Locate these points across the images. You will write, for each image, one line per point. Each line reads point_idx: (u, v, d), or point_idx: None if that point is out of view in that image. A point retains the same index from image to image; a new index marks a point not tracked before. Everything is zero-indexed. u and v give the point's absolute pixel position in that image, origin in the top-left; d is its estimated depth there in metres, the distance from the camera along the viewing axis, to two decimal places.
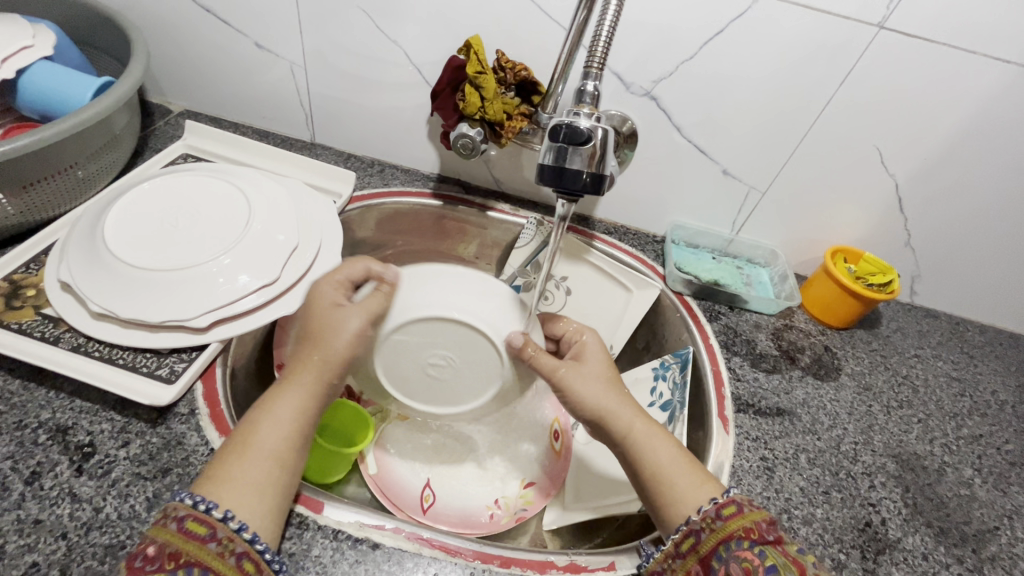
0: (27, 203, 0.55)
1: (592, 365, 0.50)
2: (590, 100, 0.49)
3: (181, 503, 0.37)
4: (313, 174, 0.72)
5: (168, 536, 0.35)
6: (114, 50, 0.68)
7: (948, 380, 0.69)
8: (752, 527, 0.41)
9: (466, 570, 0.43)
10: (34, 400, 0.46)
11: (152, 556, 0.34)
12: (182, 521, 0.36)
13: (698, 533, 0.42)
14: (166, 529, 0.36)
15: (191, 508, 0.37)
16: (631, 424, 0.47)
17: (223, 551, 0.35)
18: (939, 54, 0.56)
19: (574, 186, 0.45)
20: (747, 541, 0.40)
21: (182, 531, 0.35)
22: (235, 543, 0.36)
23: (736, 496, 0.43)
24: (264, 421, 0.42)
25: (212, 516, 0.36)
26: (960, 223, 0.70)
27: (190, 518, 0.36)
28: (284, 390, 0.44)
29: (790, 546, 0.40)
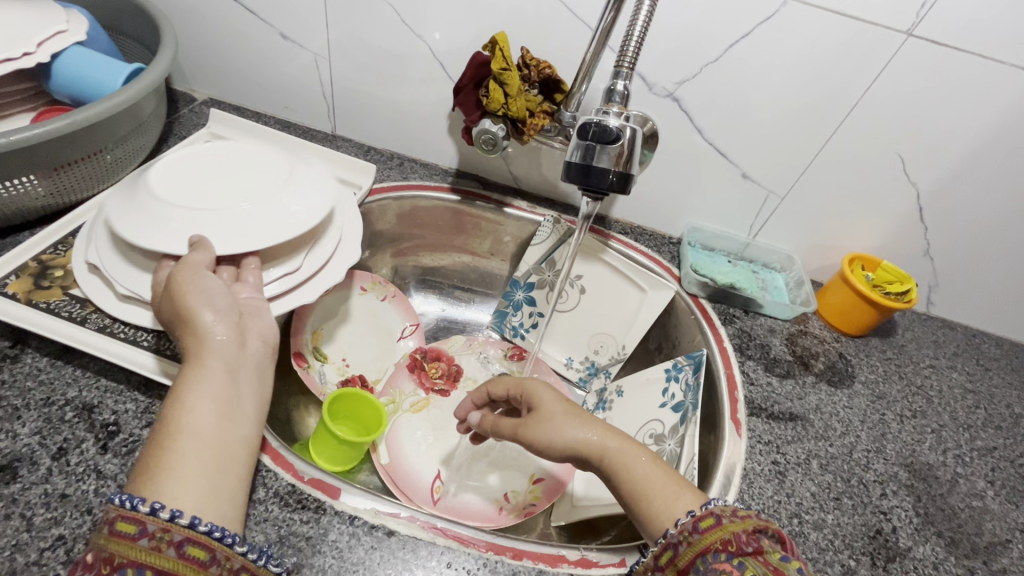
0: (56, 185, 0.56)
1: (547, 402, 0.53)
2: (620, 99, 0.50)
3: (110, 504, 0.32)
4: (334, 165, 0.72)
5: (102, 540, 0.32)
6: (142, 36, 0.68)
7: (963, 392, 0.69)
8: (731, 539, 0.40)
9: (480, 561, 0.43)
10: (61, 378, 0.47)
11: (92, 561, 0.31)
12: (112, 524, 0.32)
13: (676, 546, 0.42)
14: (101, 534, 0.32)
15: (121, 507, 0.32)
16: (606, 445, 0.49)
17: (156, 545, 0.31)
18: (966, 63, 0.56)
19: (600, 184, 0.45)
20: (724, 554, 0.39)
21: (114, 534, 0.32)
22: (172, 532, 0.32)
23: (715, 507, 0.42)
24: (176, 412, 0.37)
25: (139, 512, 0.32)
26: (980, 233, 0.69)
27: (118, 519, 0.32)
28: (185, 373, 0.39)
29: (773, 555, 0.39)
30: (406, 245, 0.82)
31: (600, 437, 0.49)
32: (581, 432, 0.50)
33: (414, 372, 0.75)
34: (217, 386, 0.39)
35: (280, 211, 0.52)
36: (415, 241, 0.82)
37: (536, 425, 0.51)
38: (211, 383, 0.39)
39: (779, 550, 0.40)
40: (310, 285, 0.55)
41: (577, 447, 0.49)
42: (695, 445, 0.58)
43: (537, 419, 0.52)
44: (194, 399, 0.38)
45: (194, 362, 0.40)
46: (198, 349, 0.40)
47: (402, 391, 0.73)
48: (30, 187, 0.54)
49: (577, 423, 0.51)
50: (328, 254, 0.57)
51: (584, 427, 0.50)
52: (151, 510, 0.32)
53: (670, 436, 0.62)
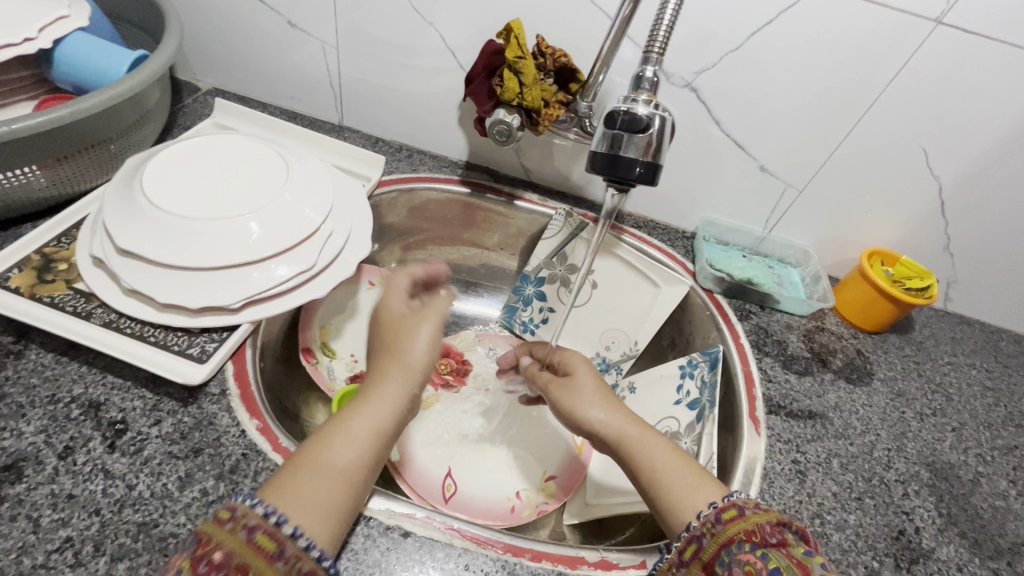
0: (59, 175, 0.55)
1: (585, 381, 0.55)
2: (649, 87, 0.47)
3: (249, 510, 0.34)
4: (343, 156, 0.70)
5: (235, 544, 0.32)
6: (146, 23, 0.67)
7: (983, 390, 0.68)
8: (754, 530, 0.39)
9: (498, 563, 0.42)
10: (66, 374, 0.46)
11: (218, 563, 0.31)
12: (254, 532, 0.33)
13: (700, 539, 0.41)
14: (236, 537, 0.33)
15: (260, 518, 0.34)
16: (625, 432, 0.49)
17: (290, 570, 0.33)
18: (998, 53, 0.54)
19: (627, 175, 0.43)
20: (748, 544, 0.38)
21: (251, 543, 0.33)
22: (303, 560, 0.33)
23: (738, 499, 0.42)
24: (336, 439, 0.41)
25: (281, 531, 0.34)
26: (1002, 228, 0.68)
27: (262, 530, 0.33)
28: (359, 406, 0.43)
29: (796, 549, 0.38)
30: (414, 239, 0.81)
31: (621, 422, 0.50)
32: (604, 414, 0.51)
33: None
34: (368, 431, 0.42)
35: (277, 209, 0.53)
36: (423, 235, 0.81)
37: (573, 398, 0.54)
38: (373, 414, 0.43)
39: (803, 545, 0.39)
40: (321, 280, 0.54)
41: (596, 426, 0.51)
42: (713, 443, 0.57)
43: (570, 393, 0.54)
44: (348, 429, 0.42)
45: (368, 398, 0.44)
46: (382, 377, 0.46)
47: None
48: (32, 178, 0.53)
49: (602, 405, 0.52)
50: (338, 248, 0.56)
51: (612, 413, 0.51)
52: (288, 532, 0.34)
53: (687, 434, 0.61)
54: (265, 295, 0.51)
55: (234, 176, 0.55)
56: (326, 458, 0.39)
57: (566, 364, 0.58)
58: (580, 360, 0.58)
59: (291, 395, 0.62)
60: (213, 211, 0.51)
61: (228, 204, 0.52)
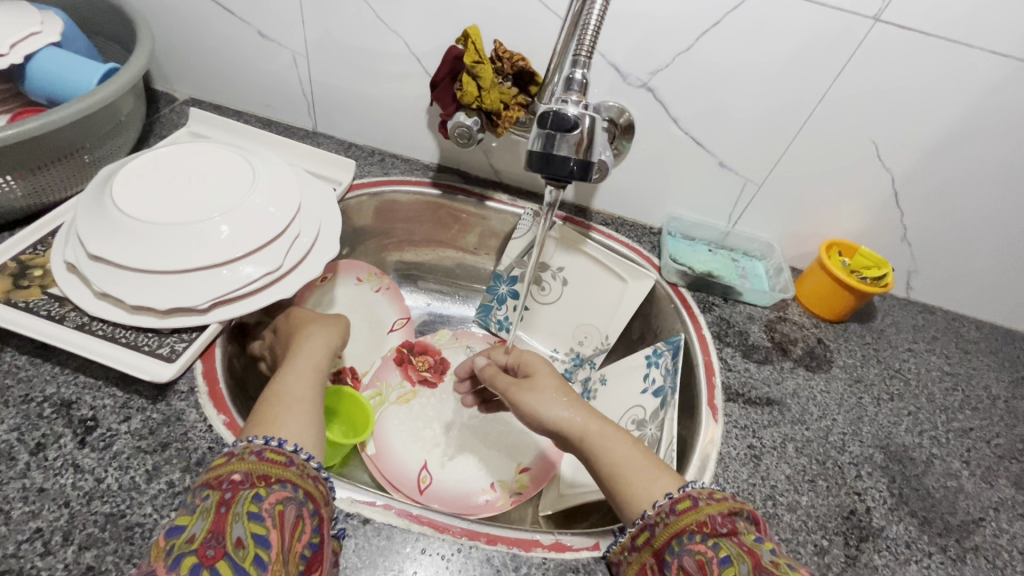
0: (34, 185, 0.57)
1: (546, 383, 0.56)
2: (579, 88, 0.50)
3: (251, 442, 0.38)
4: (314, 161, 0.72)
5: (250, 465, 0.37)
6: (119, 37, 0.69)
7: (941, 375, 0.70)
8: (706, 521, 0.40)
9: (454, 546, 0.44)
10: (40, 375, 0.48)
11: (242, 479, 0.36)
12: (261, 453, 0.38)
13: (653, 527, 0.42)
14: (246, 460, 0.37)
15: (264, 445, 0.39)
16: (586, 428, 0.50)
17: (303, 473, 0.38)
18: (935, 48, 0.56)
19: (562, 171, 0.46)
20: (699, 535, 0.40)
21: (264, 459, 0.37)
22: (310, 468, 0.39)
23: (692, 490, 0.43)
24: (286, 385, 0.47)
25: (287, 449, 0.39)
26: (956, 217, 0.70)
27: (268, 450, 0.38)
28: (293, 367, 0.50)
29: (747, 536, 0.39)
30: (389, 240, 0.83)
31: (583, 420, 0.51)
32: (566, 412, 0.52)
33: (402, 365, 0.75)
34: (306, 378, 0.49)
35: (243, 213, 0.55)
36: (398, 237, 0.83)
37: (531, 395, 0.55)
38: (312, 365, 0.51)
39: (754, 532, 0.40)
40: (288, 281, 0.56)
41: (559, 425, 0.51)
42: (674, 427, 0.58)
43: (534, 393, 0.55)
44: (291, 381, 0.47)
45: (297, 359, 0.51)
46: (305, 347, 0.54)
47: (389, 384, 0.73)
48: (7, 188, 0.55)
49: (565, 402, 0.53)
50: (305, 250, 0.57)
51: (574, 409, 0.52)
52: (293, 448, 0.39)
53: (651, 421, 0.62)
54: (231, 296, 0.52)
55: (202, 182, 0.57)
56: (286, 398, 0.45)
57: (528, 367, 0.60)
58: (541, 362, 0.60)
59: None
60: (180, 217, 0.53)
61: (195, 209, 0.54)
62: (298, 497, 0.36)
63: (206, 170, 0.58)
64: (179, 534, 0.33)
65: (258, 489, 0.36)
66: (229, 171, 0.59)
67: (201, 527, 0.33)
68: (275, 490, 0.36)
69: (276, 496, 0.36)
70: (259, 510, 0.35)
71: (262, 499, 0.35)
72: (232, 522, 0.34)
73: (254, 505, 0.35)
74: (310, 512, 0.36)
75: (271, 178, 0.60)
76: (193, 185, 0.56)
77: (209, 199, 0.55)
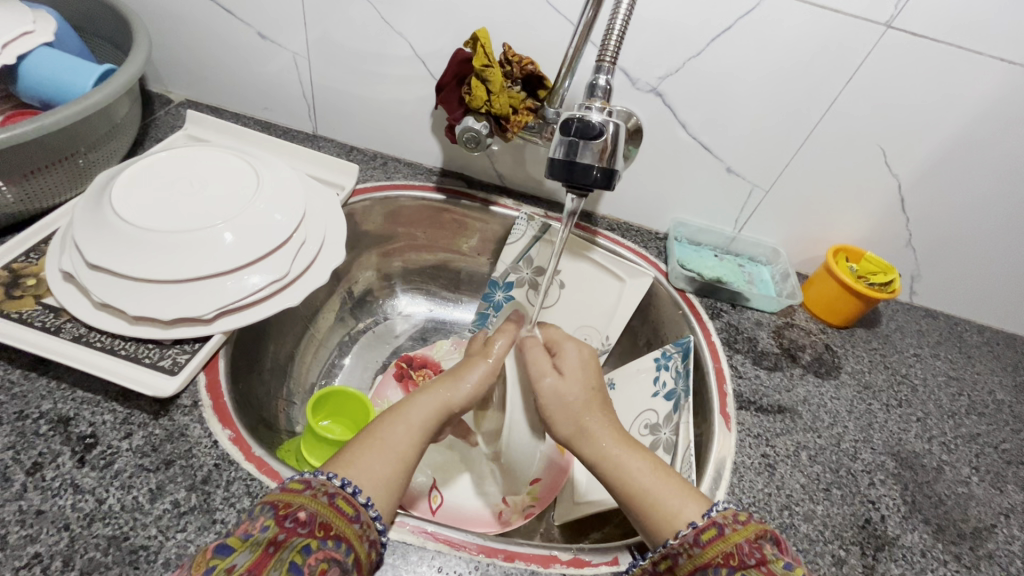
0: (26, 191, 0.55)
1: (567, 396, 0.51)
2: (602, 94, 0.50)
3: (329, 481, 0.38)
4: (316, 165, 0.71)
5: (320, 507, 0.36)
6: (113, 37, 0.67)
7: (947, 380, 0.70)
8: (732, 552, 0.39)
9: (471, 564, 0.43)
10: (35, 391, 0.46)
11: (305, 520, 0.35)
12: (333, 497, 0.37)
13: (676, 557, 0.41)
14: (317, 500, 0.36)
15: (339, 488, 0.38)
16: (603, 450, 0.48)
17: (363, 535, 0.37)
18: (946, 56, 0.57)
19: (584, 181, 0.45)
20: (725, 569, 0.38)
21: (334, 507, 0.37)
22: (371, 530, 0.38)
23: (717, 515, 0.41)
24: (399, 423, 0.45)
25: (355, 499, 0.38)
26: (959, 224, 0.70)
27: (340, 496, 0.37)
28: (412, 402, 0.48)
29: (776, 564, 0.38)
30: (391, 246, 0.81)
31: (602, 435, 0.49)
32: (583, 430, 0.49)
33: (402, 381, 0.73)
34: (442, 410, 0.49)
35: (249, 218, 0.53)
36: (400, 242, 0.81)
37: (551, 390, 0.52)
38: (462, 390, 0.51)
39: (781, 557, 0.39)
40: (295, 288, 0.54)
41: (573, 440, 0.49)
42: (690, 431, 0.59)
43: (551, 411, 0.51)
44: (415, 422, 0.46)
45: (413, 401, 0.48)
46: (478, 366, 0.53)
47: (390, 401, 0.71)
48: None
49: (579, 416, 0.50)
50: (312, 256, 0.56)
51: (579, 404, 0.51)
52: (363, 501, 0.38)
53: (665, 424, 0.62)
54: (239, 304, 0.51)
55: (206, 188, 0.55)
56: (383, 441, 0.43)
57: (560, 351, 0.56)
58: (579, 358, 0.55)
59: (268, 405, 0.62)
60: (183, 224, 0.51)
61: (200, 215, 0.52)
62: (346, 561, 0.35)
63: (208, 175, 0.57)
64: (224, 558, 0.32)
65: (312, 539, 0.34)
66: (233, 175, 0.57)
67: (244, 562, 0.32)
68: (328, 545, 0.35)
69: (325, 552, 0.34)
70: (303, 563, 0.33)
71: (310, 552, 0.34)
72: (274, 568, 0.32)
73: (300, 557, 0.33)
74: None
75: (277, 182, 0.58)
76: (196, 190, 0.55)
77: (215, 204, 0.54)
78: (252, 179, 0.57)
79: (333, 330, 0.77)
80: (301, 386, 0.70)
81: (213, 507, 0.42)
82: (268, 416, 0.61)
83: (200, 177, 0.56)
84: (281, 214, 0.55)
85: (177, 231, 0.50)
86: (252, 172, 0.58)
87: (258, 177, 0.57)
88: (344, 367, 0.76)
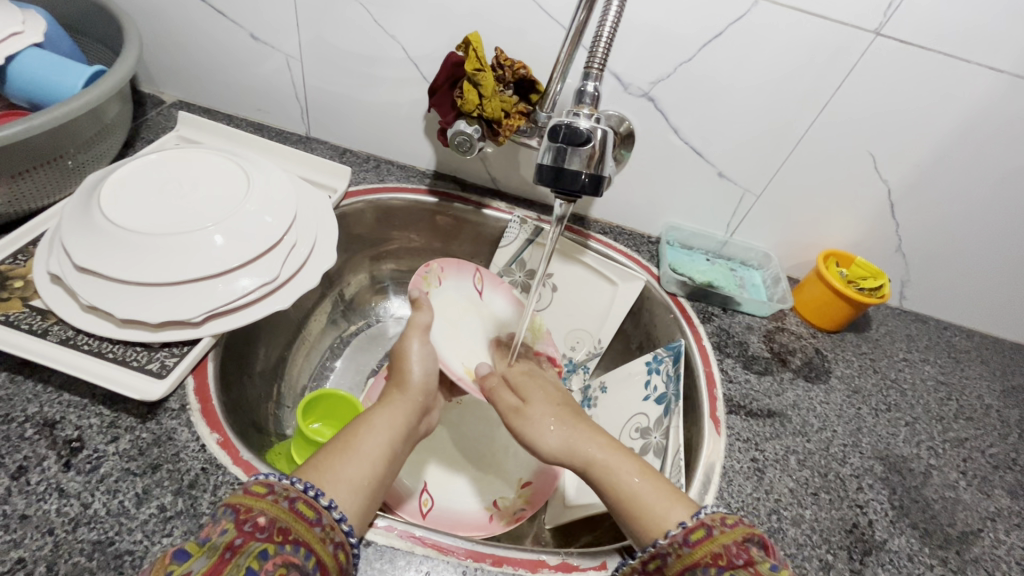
0: (14, 192, 0.54)
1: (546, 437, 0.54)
2: (591, 100, 0.50)
3: (291, 484, 0.38)
4: (309, 168, 0.71)
5: (279, 511, 0.36)
6: (104, 37, 0.66)
7: (935, 384, 0.70)
8: (721, 553, 0.39)
9: (459, 569, 0.44)
10: (21, 393, 0.45)
11: (263, 525, 0.35)
12: (294, 502, 0.37)
13: (664, 557, 0.41)
14: (278, 505, 0.36)
15: (300, 491, 0.38)
16: (591, 455, 0.50)
17: (325, 538, 0.37)
18: (934, 62, 0.57)
19: (572, 186, 0.45)
20: (714, 568, 0.38)
21: (294, 510, 0.37)
22: (334, 532, 0.38)
23: (705, 517, 0.41)
24: (365, 430, 0.47)
25: (319, 502, 0.38)
26: (948, 229, 0.71)
27: (301, 500, 0.37)
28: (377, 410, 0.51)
29: (764, 565, 0.37)
30: (384, 248, 0.81)
31: (593, 443, 0.51)
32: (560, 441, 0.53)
33: None
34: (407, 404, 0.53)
35: (239, 220, 0.53)
36: (393, 244, 0.81)
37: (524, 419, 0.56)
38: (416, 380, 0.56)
39: (771, 559, 0.38)
40: (285, 292, 0.54)
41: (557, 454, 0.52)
42: (680, 436, 0.58)
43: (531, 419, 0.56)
44: (382, 422, 0.50)
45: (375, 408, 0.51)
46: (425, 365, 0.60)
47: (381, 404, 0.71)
48: None
49: (555, 424, 0.54)
50: (302, 261, 0.56)
51: (556, 426, 0.54)
52: (325, 504, 0.39)
53: (656, 428, 0.61)
54: (228, 307, 0.51)
55: (196, 190, 0.55)
56: (354, 447, 0.45)
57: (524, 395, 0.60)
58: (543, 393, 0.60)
59: (258, 408, 0.62)
60: (171, 225, 0.51)
61: (189, 217, 0.52)
62: (305, 566, 0.34)
63: (198, 176, 0.57)
64: (181, 564, 0.32)
65: (270, 543, 0.34)
66: (223, 178, 0.57)
67: (200, 567, 0.32)
68: (286, 549, 0.34)
69: (282, 557, 0.34)
70: (260, 568, 0.32)
71: (267, 557, 0.33)
72: (230, 573, 0.32)
73: (257, 562, 0.32)
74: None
75: (266, 185, 0.58)
76: (186, 192, 0.55)
77: (205, 205, 0.54)
78: (241, 182, 0.57)
79: (325, 332, 0.77)
80: (292, 388, 0.69)
81: (199, 511, 0.42)
82: (258, 420, 0.61)
83: (190, 180, 0.56)
84: (271, 218, 0.55)
85: (165, 233, 0.50)
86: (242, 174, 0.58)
87: (247, 179, 0.57)
88: (336, 369, 0.76)
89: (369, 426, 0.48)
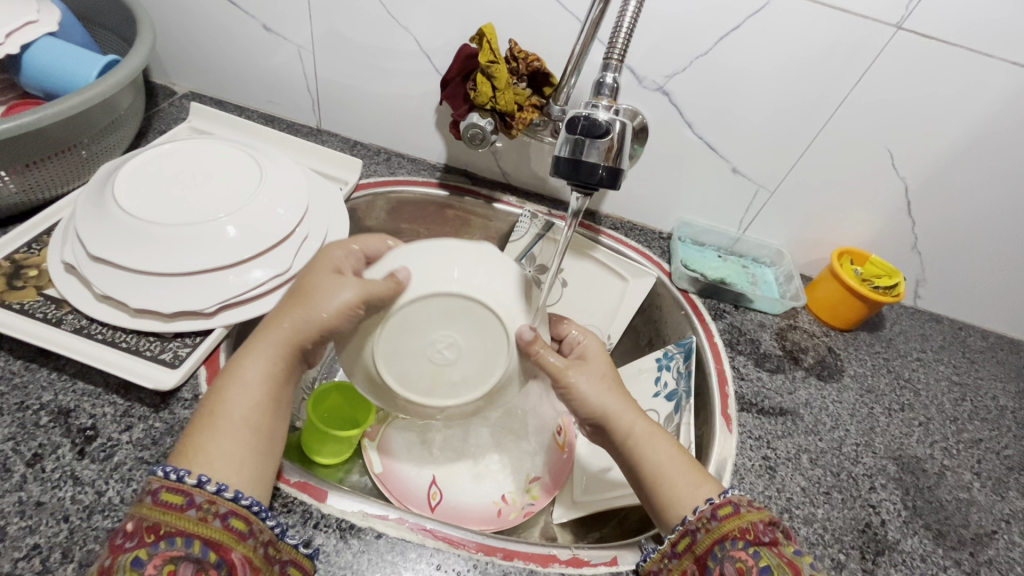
0: (30, 181, 0.55)
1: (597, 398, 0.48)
2: (609, 92, 0.50)
3: (153, 476, 0.36)
4: (320, 160, 0.71)
5: (144, 510, 0.35)
6: (117, 28, 0.66)
7: (949, 385, 0.69)
8: (748, 528, 0.40)
9: (470, 562, 0.43)
10: (36, 381, 0.46)
11: (132, 531, 0.34)
12: (157, 494, 0.35)
13: (694, 533, 0.41)
14: (142, 504, 0.35)
15: (164, 479, 0.36)
16: (633, 425, 0.47)
17: (205, 516, 0.35)
18: (955, 56, 0.56)
19: (589, 179, 0.44)
20: (741, 542, 0.39)
21: (158, 503, 0.35)
22: (217, 505, 0.35)
23: (732, 496, 0.42)
24: (231, 387, 0.41)
25: (185, 483, 0.35)
26: (964, 228, 0.70)
27: (163, 489, 0.35)
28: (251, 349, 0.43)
29: (787, 548, 0.39)
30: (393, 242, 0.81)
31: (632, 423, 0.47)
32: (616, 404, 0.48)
33: None
34: (281, 348, 0.43)
35: (252, 212, 0.53)
36: (403, 237, 0.81)
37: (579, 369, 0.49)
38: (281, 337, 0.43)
39: (790, 543, 0.40)
40: None
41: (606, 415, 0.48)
42: (691, 433, 0.58)
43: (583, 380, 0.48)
44: (248, 368, 0.42)
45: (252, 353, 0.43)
46: (321, 284, 0.44)
47: None
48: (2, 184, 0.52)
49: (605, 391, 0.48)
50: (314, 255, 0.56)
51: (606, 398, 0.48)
52: (194, 482, 0.36)
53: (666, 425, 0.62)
54: (240, 298, 0.51)
55: (208, 180, 0.55)
56: (223, 409, 0.40)
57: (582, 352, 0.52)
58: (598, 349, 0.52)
59: None
60: (184, 215, 0.51)
61: (202, 208, 0.52)
62: (192, 551, 0.33)
63: (210, 167, 0.57)
64: None
65: (142, 549, 0.33)
66: (235, 168, 0.57)
67: None
68: (162, 547, 0.33)
69: (163, 555, 0.33)
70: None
71: (144, 562, 0.33)
72: None
73: (134, 572, 0.32)
74: (210, 566, 0.34)
75: (278, 176, 0.58)
76: (198, 183, 0.55)
77: (219, 195, 0.54)
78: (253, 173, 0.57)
79: None
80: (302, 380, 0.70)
81: None
82: None
83: (202, 170, 0.56)
84: (283, 210, 0.55)
85: (179, 224, 0.50)
86: (254, 166, 0.58)
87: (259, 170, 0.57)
88: None
89: (236, 381, 0.41)
